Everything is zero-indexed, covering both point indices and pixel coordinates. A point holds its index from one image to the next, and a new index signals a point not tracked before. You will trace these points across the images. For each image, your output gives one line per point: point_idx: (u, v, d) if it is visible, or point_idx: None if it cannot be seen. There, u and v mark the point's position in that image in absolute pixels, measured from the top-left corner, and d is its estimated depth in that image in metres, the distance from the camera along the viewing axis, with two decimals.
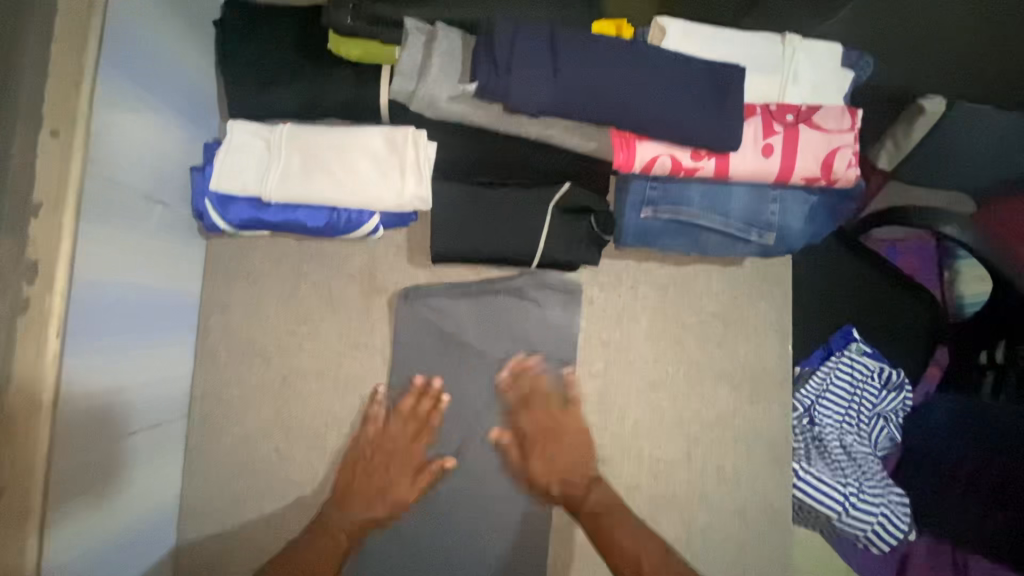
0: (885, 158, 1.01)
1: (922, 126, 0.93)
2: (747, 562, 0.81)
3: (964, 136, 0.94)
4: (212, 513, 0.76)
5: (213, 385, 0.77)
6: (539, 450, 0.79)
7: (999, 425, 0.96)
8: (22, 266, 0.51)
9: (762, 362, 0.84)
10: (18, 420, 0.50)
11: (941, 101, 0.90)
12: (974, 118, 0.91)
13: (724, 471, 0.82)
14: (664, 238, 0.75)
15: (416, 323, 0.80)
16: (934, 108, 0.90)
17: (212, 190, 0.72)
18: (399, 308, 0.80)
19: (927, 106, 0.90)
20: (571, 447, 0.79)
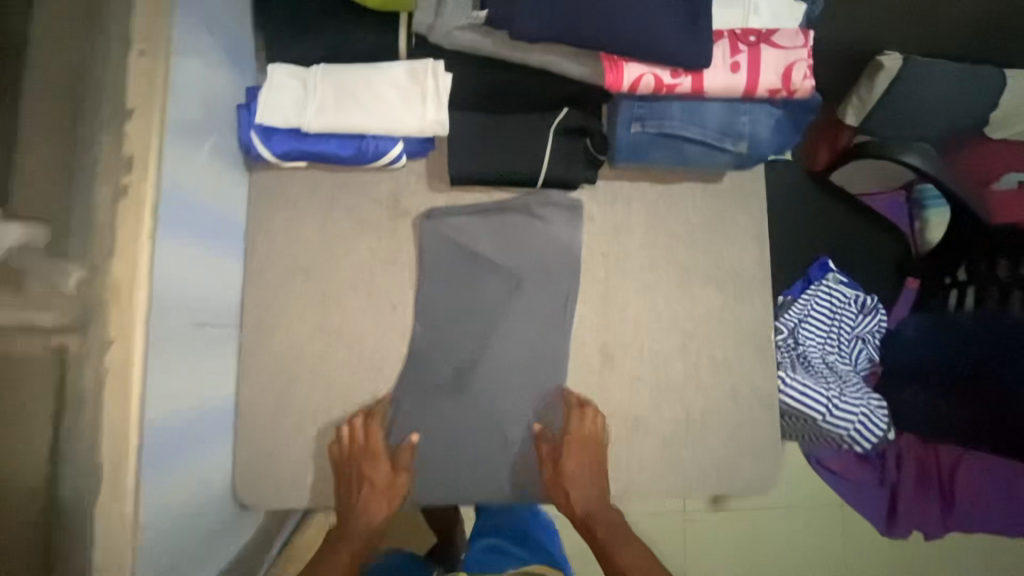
0: (853, 113, 1.28)
1: (882, 80, 1.20)
2: (741, 439, 0.92)
3: (920, 86, 1.21)
4: (267, 411, 0.86)
5: (262, 299, 0.88)
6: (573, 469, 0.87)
7: (965, 330, 1.20)
8: (120, 159, 0.61)
9: (744, 264, 0.95)
10: (123, 286, 0.60)
11: (897, 58, 1.17)
12: (927, 72, 1.19)
13: (717, 360, 0.93)
14: (651, 150, 0.87)
15: (438, 240, 0.90)
16: (892, 63, 1.17)
17: (258, 123, 0.83)
18: (423, 227, 0.90)
19: (886, 61, 1.17)
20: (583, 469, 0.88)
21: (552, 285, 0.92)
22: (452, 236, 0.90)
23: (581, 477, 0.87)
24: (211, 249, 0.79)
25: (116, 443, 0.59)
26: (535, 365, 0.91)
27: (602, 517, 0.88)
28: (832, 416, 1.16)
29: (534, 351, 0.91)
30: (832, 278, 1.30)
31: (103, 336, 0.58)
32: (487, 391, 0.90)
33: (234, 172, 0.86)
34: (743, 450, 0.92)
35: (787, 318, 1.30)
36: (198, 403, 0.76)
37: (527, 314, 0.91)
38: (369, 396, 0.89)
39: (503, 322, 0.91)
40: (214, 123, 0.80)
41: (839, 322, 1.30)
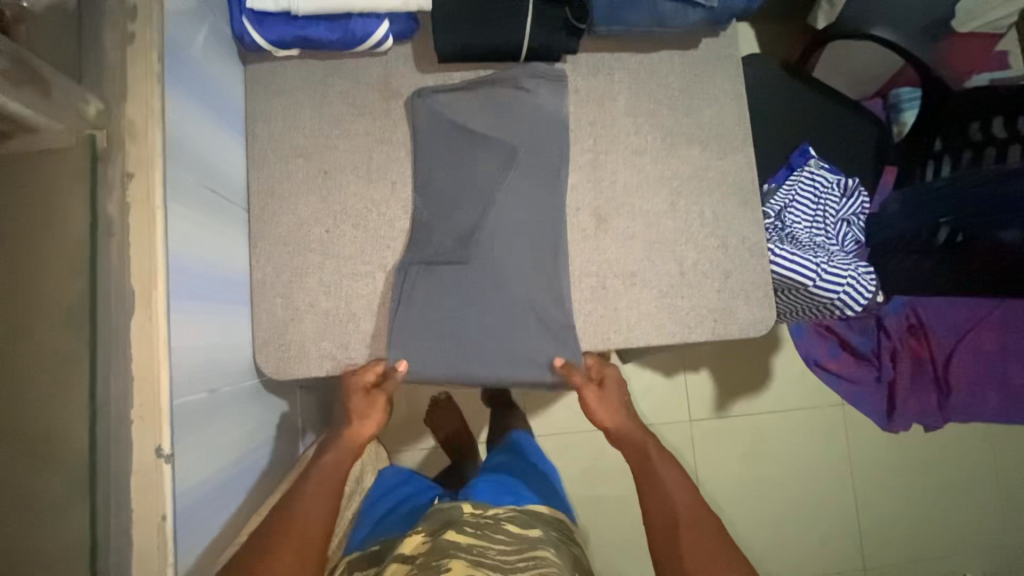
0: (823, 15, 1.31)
1: None
2: (734, 287, 0.96)
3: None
4: (281, 286, 0.90)
5: (266, 183, 0.91)
6: (606, 407, 0.98)
7: (945, 194, 1.22)
8: (124, 7, 0.64)
9: (725, 122, 1.00)
10: (138, 125, 0.63)
11: None
12: None
13: (705, 215, 0.97)
14: (628, 11, 0.91)
15: (432, 114, 0.93)
16: None
17: (248, 7, 0.85)
18: (414, 105, 0.94)
19: None
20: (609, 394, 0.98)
21: (543, 154, 0.95)
22: (443, 111, 0.93)
23: (613, 412, 0.99)
24: (215, 125, 0.83)
25: (143, 269, 0.62)
26: (533, 231, 0.94)
27: (640, 457, 0.95)
28: (822, 281, 1.21)
29: (530, 219, 0.94)
30: (814, 163, 1.36)
31: (125, 168, 0.61)
32: (489, 259, 0.92)
33: (230, 60, 0.89)
34: (736, 296, 0.96)
35: (774, 202, 1.34)
36: (216, 266, 0.79)
37: (521, 183, 0.94)
38: (377, 270, 0.92)
39: (499, 192, 0.93)
40: (206, 6, 0.83)
41: (824, 205, 1.35)
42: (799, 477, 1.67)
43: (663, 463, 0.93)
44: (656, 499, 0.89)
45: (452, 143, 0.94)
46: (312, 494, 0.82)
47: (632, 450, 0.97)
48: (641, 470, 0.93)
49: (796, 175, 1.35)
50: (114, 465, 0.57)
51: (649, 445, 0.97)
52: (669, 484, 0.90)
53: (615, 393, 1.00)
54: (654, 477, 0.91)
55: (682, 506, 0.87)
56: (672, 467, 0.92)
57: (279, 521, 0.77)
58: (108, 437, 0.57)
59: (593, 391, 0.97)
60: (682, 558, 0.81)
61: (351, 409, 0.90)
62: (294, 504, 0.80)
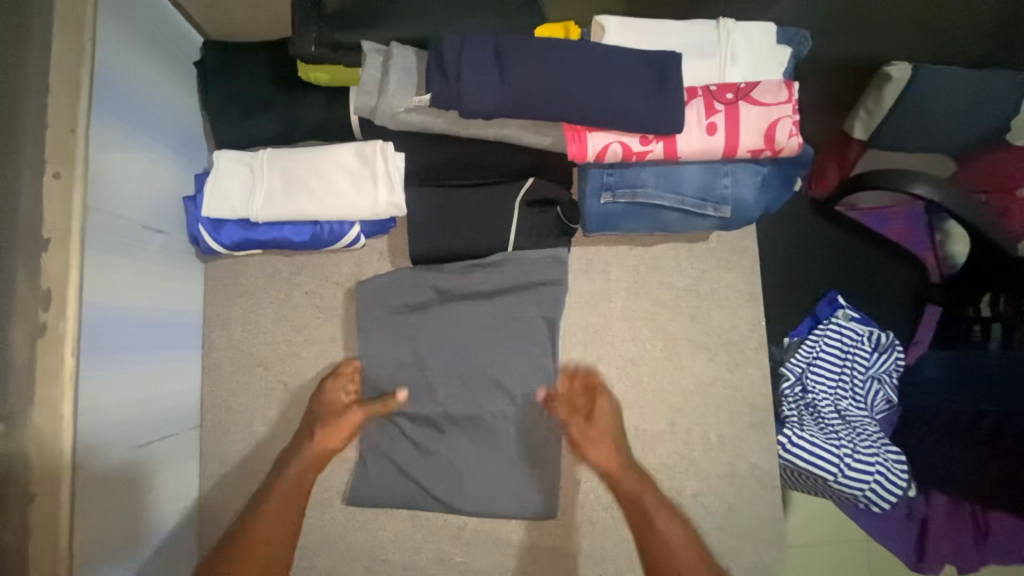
0: (861, 126, 1.12)
1: (891, 92, 1.04)
2: (738, 523, 0.85)
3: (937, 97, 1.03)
4: (233, 512, 0.82)
5: (221, 394, 0.84)
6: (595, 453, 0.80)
7: (991, 371, 1.10)
8: (38, 295, 0.57)
9: (735, 329, 0.88)
10: (45, 433, 0.56)
11: (907, 67, 1.01)
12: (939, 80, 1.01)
13: (709, 437, 0.86)
14: (625, 220, 0.80)
15: (386, 294, 0.85)
16: (900, 74, 1.01)
17: (204, 216, 0.78)
18: (354, 297, 0.86)
19: (894, 73, 1.01)
20: (604, 417, 0.83)
21: (518, 348, 0.84)
22: (405, 292, 0.85)
23: (610, 456, 0.80)
24: (160, 357, 0.75)
25: None
26: (496, 430, 0.83)
27: (635, 509, 0.77)
28: (844, 477, 1.07)
29: (487, 414, 0.83)
30: (842, 315, 1.22)
31: (26, 488, 0.55)
32: (439, 463, 0.82)
33: (185, 266, 0.81)
34: (742, 534, 0.85)
35: (794, 361, 1.20)
36: (146, 525, 0.71)
37: (483, 367, 0.83)
38: (335, 497, 0.84)
39: (454, 379, 0.83)
40: (158, 221, 0.76)
41: (851, 361, 1.20)
42: None
43: (664, 517, 0.75)
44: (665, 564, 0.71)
45: (405, 326, 0.84)
46: (280, 511, 0.74)
47: (627, 502, 0.77)
48: (637, 522, 0.75)
49: (822, 327, 1.21)
50: None
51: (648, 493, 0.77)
52: (670, 540, 0.72)
53: (597, 419, 0.82)
54: (654, 534, 0.73)
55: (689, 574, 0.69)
56: (674, 521, 0.75)
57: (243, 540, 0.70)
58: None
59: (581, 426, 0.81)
60: None
61: (319, 416, 0.81)
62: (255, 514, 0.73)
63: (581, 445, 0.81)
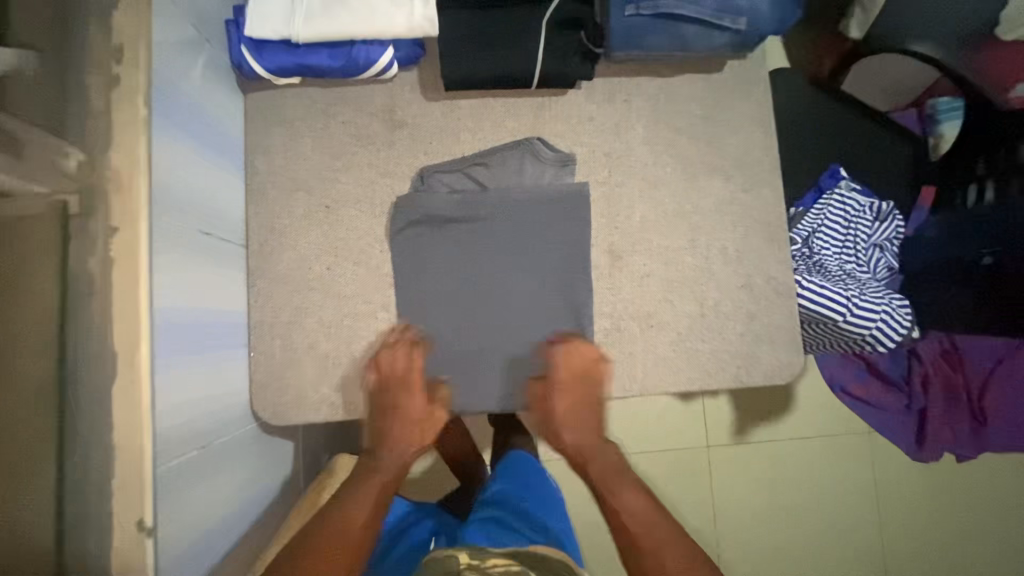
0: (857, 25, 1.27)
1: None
2: (758, 331, 0.90)
3: None
4: (280, 327, 0.86)
5: (264, 218, 0.87)
6: (572, 418, 0.87)
7: (981, 215, 1.17)
8: (111, 49, 0.60)
9: (749, 151, 0.93)
10: (123, 174, 0.60)
11: None
12: None
13: (727, 251, 0.91)
14: (648, 34, 0.84)
15: (421, 201, 0.88)
16: None
17: (247, 35, 0.82)
18: (395, 213, 0.88)
19: None
20: (586, 387, 0.86)
21: (548, 247, 0.89)
22: (440, 204, 0.88)
23: (575, 417, 0.87)
24: (209, 160, 0.78)
25: (123, 329, 0.58)
26: (536, 330, 0.88)
27: (602, 479, 0.84)
28: (853, 316, 1.13)
29: (526, 329, 0.88)
30: (845, 186, 1.28)
31: (109, 222, 0.58)
32: (480, 377, 0.87)
33: (229, 88, 0.85)
34: (761, 341, 0.90)
35: (801, 227, 1.26)
36: (205, 312, 0.74)
37: (516, 288, 0.88)
38: (379, 310, 0.87)
39: (493, 298, 0.88)
40: (204, 34, 0.79)
41: (855, 229, 1.27)
42: (823, 518, 1.52)
43: (623, 480, 0.83)
44: (614, 516, 0.79)
45: (432, 205, 0.88)
46: (358, 494, 0.78)
47: (595, 470, 0.85)
48: (602, 485, 0.83)
49: (826, 198, 1.27)
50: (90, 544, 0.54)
51: (608, 456, 0.86)
52: (632, 499, 0.79)
53: (575, 383, 0.86)
54: (616, 494, 0.81)
55: (654, 529, 0.75)
56: (626, 489, 0.81)
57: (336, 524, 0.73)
58: (78, 493, 0.56)
59: (559, 377, 0.86)
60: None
61: (392, 390, 0.84)
62: (341, 503, 0.76)
63: (551, 419, 0.87)
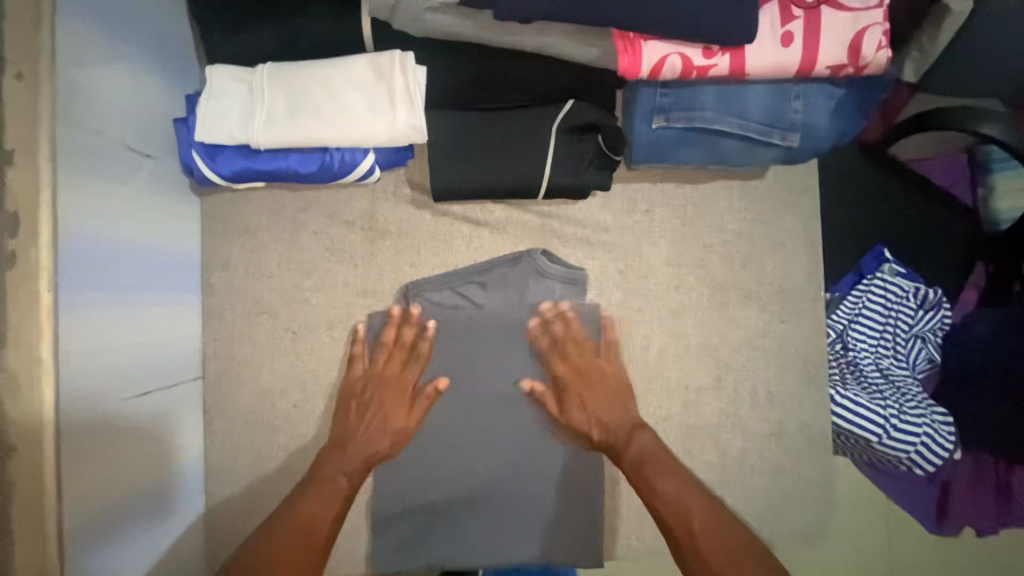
0: (907, 71, 0.81)
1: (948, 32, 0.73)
2: (785, 486, 0.79)
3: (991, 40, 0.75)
4: (241, 470, 0.76)
5: (223, 344, 0.76)
6: (580, 396, 0.74)
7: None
8: (4, 219, 0.48)
9: (789, 277, 0.80)
10: (23, 379, 0.48)
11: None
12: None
13: (757, 393, 0.79)
14: (677, 148, 0.71)
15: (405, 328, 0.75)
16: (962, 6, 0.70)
17: (198, 140, 0.68)
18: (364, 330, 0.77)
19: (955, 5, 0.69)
20: (603, 389, 0.75)
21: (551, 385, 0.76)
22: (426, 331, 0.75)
23: (608, 407, 0.74)
24: (150, 297, 0.66)
25: (32, 567, 0.48)
26: (525, 489, 0.76)
27: (635, 468, 0.70)
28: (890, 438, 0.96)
29: (514, 486, 0.76)
30: (888, 269, 1.07)
31: (4, 443, 0.47)
32: (461, 535, 0.75)
33: (179, 199, 0.72)
34: (787, 496, 0.79)
35: (835, 318, 1.08)
36: (146, 485, 0.64)
37: (505, 438, 0.76)
38: None
39: (475, 445, 0.76)
40: (145, 146, 0.66)
41: (895, 320, 1.05)
42: None
43: (665, 473, 0.69)
44: (664, 502, 0.66)
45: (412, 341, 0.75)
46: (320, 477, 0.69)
47: (625, 463, 0.70)
48: (636, 475, 0.69)
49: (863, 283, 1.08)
50: None
51: (647, 448, 0.71)
52: (677, 493, 0.67)
53: (589, 351, 0.76)
54: (652, 488, 0.68)
55: (698, 514, 0.65)
56: (669, 481, 0.68)
57: (293, 534, 0.64)
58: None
59: (573, 348, 0.76)
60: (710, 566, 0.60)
61: (373, 381, 0.74)
62: (298, 505, 0.67)
63: (568, 400, 0.75)
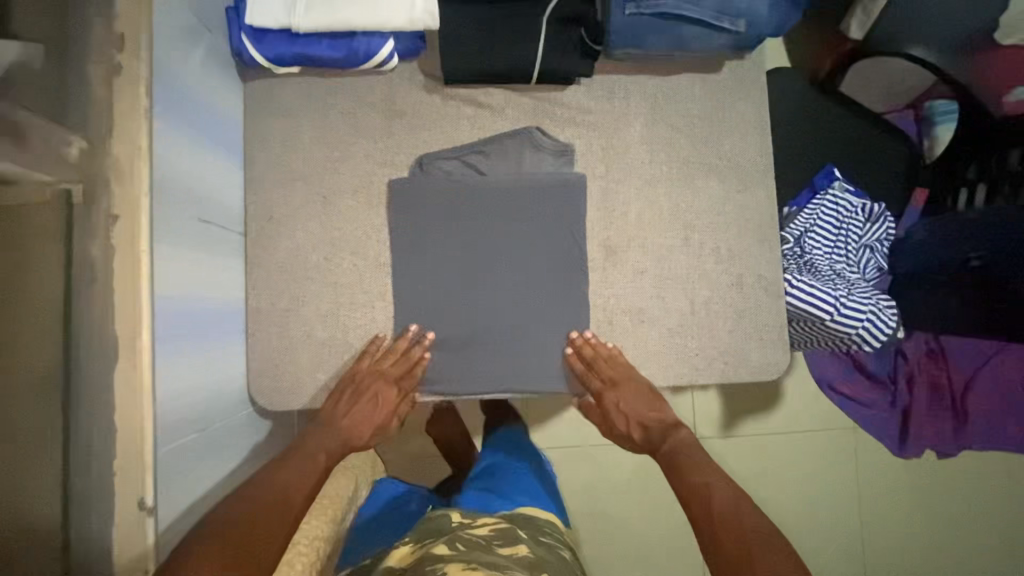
0: None
1: None
2: (746, 329, 0.92)
3: None
4: (279, 314, 0.87)
5: (262, 206, 0.88)
6: (620, 412, 0.90)
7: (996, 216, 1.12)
8: (112, 37, 0.61)
9: (745, 152, 0.94)
10: (124, 164, 0.60)
11: None
12: None
13: (719, 250, 0.93)
14: (647, 35, 0.85)
15: (419, 186, 0.89)
16: None
17: (247, 24, 0.81)
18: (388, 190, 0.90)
19: None
20: (636, 394, 0.90)
21: (544, 240, 0.90)
22: (439, 190, 0.89)
23: (637, 408, 0.90)
24: (206, 149, 0.78)
25: (128, 317, 0.59)
26: (524, 325, 0.89)
27: (669, 459, 0.85)
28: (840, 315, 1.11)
29: (514, 326, 0.89)
30: (838, 187, 1.21)
31: (109, 210, 0.59)
32: (471, 365, 0.89)
33: (228, 78, 0.85)
34: (748, 339, 0.92)
35: (793, 227, 1.20)
36: (202, 301, 0.75)
37: (502, 285, 0.89)
38: (376, 299, 0.89)
39: (481, 290, 0.89)
40: (204, 24, 0.79)
41: (846, 232, 1.21)
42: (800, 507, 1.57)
43: (694, 462, 0.82)
44: (694, 488, 0.77)
45: (427, 196, 0.89)
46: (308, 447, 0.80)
47: (663, 451, 0.87)
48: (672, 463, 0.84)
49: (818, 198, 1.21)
50: (95, 522, 0.57)
51: (675, 440, 0.87)
52: (707, 477, 0.78)
53: (618, 369, 0.89)
54: (684, 475, 0.80)
55: (721, 492, 0.75)
56: (698, 468, 0.80)
57: (263, 481, 0.71)
58: (85, 475, 0.56)
59: (605, 359, 0.89)
60: (720, 526, 0.70)
61: (373, 375, 0.85)
62: (277, 466, 0.75)
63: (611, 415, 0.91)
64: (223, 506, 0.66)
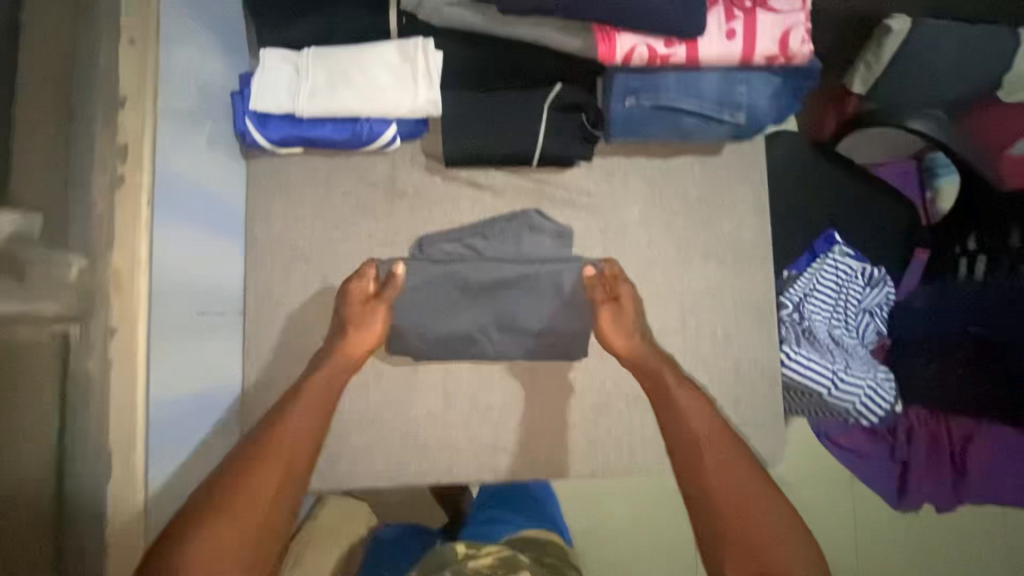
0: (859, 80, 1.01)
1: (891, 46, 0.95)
2: (742, 413, 0.92)
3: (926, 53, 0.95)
4: (276, 392, 0.88)
5: (262, 285, 0.89)
6: (615, 332, 0.85)
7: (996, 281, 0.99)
8: (115, 150, 0.61)
9: (743, 236, 0.94)
10: (124, 276, 0.61)
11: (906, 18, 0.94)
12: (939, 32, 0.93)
13: (716, 334, 0.93)
14: (646, 124, 0.86)
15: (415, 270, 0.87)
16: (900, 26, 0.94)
17: (252, 109, 0.82)
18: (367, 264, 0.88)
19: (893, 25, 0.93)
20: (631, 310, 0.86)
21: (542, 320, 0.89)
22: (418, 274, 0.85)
23: (632, 338, 0.85)
24: (205, 235, 0.78)
25: (123, 430, 0.60)
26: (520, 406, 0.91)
27: (656, 388, 0.82)
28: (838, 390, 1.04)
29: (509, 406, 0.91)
30: (838, 249, 1.12)
31: (108, 324, 0.59)
32: (467, 443, 0.90)
33: (232, 160, 0.86)
34: (744, 423, 0.92)
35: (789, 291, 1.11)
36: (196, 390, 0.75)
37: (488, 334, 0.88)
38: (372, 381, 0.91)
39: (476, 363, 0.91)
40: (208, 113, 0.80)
41: (845, 295, 1.10)
42: None
43: (690, 410, 0.78)
44: (683, 434, 0.76)
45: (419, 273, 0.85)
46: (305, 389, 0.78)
47: (646, 375, 0.84)
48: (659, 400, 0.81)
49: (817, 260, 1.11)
50: None
51: (667, 375, 0.83)
52: (691, 422, 0.77)
53: (620, 308, 0.85)
54: (678, 421, 0.78)
55: (712, 446, 0.74)
56: (693, 414, 0.78)
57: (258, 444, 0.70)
58: None
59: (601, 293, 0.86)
60: (712, 492, 0.70)
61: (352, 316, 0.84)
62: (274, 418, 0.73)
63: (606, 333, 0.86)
64: (226, 469, 0.67)
